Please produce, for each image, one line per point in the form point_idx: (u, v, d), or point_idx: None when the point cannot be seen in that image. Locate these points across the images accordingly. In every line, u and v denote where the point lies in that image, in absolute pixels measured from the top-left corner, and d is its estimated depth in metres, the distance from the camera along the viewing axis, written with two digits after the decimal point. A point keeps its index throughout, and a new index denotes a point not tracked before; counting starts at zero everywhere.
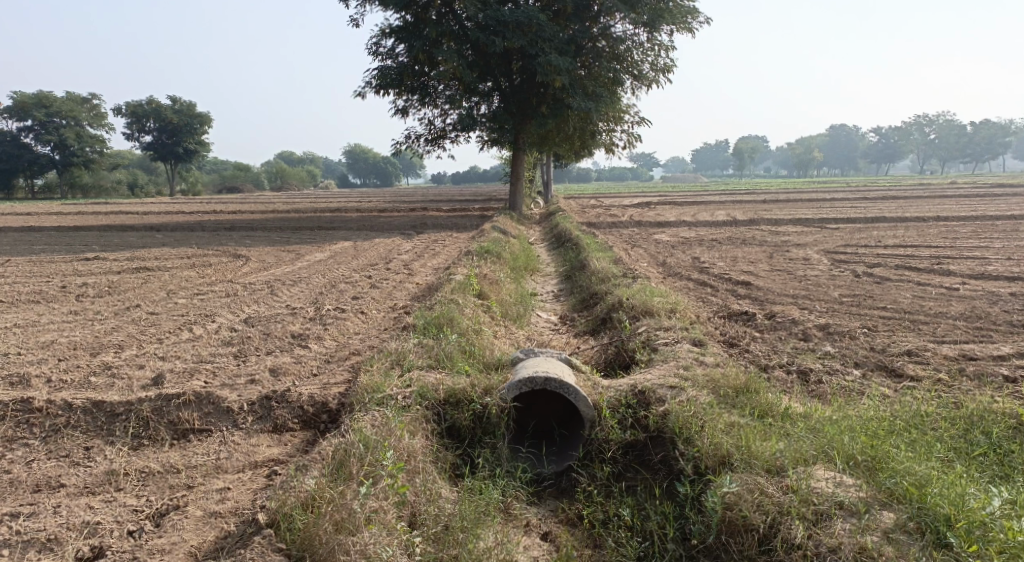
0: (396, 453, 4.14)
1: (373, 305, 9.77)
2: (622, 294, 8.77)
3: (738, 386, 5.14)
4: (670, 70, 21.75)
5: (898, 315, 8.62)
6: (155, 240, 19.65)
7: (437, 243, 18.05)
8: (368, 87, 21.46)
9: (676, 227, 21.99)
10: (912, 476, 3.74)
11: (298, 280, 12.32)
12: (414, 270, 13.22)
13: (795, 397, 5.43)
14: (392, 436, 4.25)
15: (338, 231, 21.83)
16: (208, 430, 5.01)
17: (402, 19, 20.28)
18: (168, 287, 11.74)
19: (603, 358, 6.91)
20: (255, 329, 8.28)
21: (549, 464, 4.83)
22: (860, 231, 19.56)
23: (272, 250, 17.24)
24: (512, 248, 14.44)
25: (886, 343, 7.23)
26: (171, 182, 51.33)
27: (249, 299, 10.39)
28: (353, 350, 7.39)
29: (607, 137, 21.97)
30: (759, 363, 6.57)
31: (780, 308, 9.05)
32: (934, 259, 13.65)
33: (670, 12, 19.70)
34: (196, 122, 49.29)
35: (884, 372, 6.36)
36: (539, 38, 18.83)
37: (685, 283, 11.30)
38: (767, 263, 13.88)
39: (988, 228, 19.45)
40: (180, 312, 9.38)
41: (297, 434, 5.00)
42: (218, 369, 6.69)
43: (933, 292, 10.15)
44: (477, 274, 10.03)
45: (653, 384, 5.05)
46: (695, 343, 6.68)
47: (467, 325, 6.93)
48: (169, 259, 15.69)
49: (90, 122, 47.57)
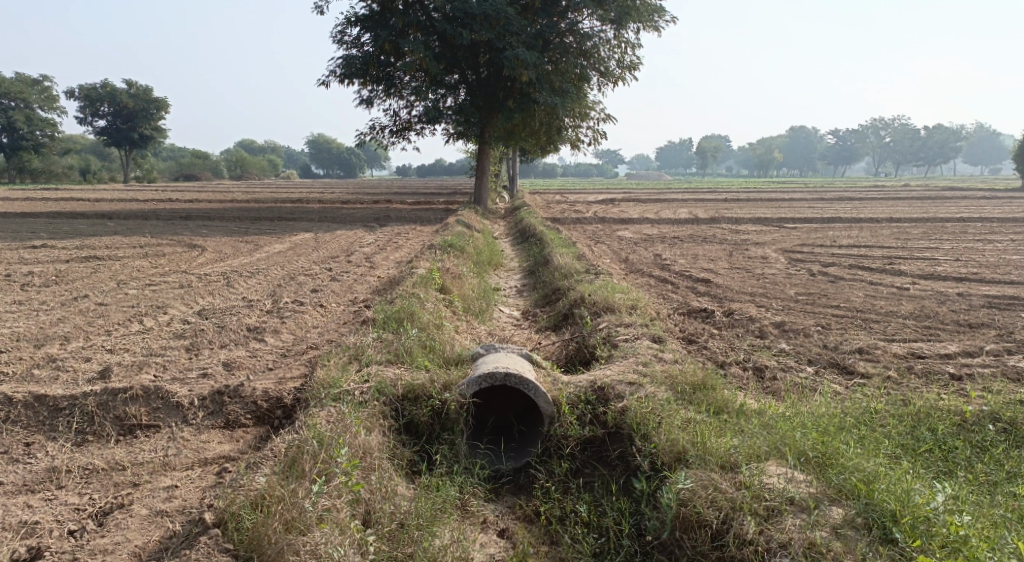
0: (350, 450, 4.06)
1: (333, 298, 9.64)
2: (584, 289, 8.79)
3: (696, 382, 5.17)
4: (635, 67, 21.85)
5: (851, 314, 8.79)
6: (108, 228, 19.14)
7: (400, 236, 17.92)
8: (332, 76, 21.17)
9: (639, 223, 22.16)
10: (861, 473, 3.79)
11: (256, 272, 12.11)
12: (375, 264, 13.08)
13: (751, 393, 5.49)
14: (348, 432, 4.17)
15: (298, 222, 21.51)
16: (157, 426, 4.88)
17: (368, 8, 20.03)
18: (120, 277, 11.43)
19: (564, 354, 6.91)
20: (209, 321, 8.10)
21: (508, 460, 4.79)
22: (817, 230, 19.94)
23: (229, 241, 16.92)
24: (475, 242, 14.40)
25: (839, 341, 7.36)
26: (125, 169, 50.04)
27: (204, 291, 10.17)
28: (310, 345, 7.27)
29: (572, 132, 22.01)
30: (716, 360, 6.64)
31: (738, 306, 9.16)
32: (887, 259, 13.97)
33: (637, 9, 19.79)
34: (153, 107, 48.11)
35: (837, 369, 6.46)
36: (506, 31, 18.76)
37: (646, 279, 11.38)
38: (726, 260, 14.07)
39: (938, 230, 19.98)
40: (131, 303, 9.14)
41: (249, 431, 4.89)
42: (169, 363, 6.52)
43: (885, 291, 10.39)
44: (439, 268, 9.96)
45: (613, 381, 5.05)
46: (654, 340, 6.72)
47: (428, 319, 6.87)
48: (121, 248, 15.29)
49: (41, 105, 46.11)
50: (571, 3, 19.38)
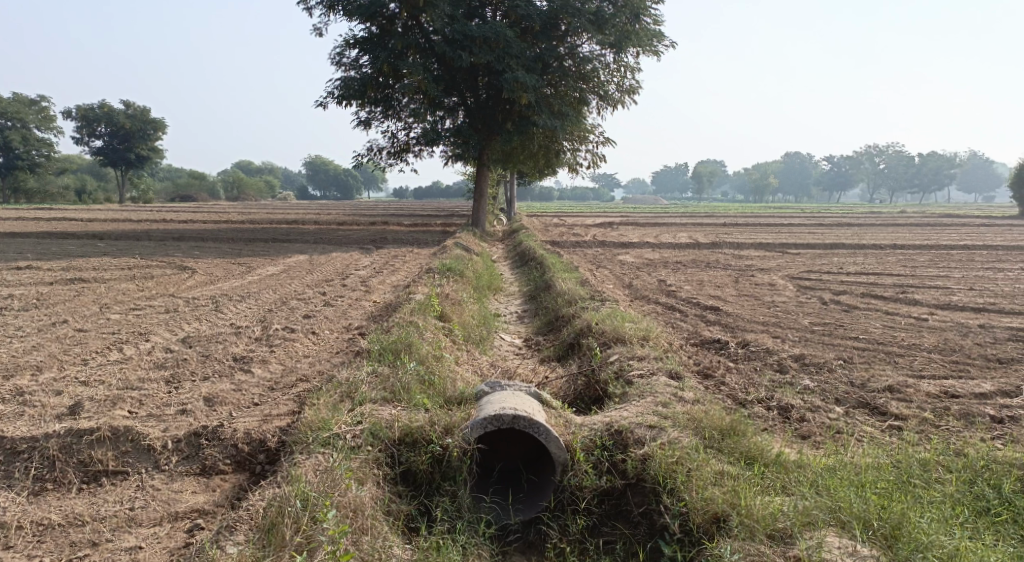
0: (340, 510, 3.57)
1: (325, 325, 9.14)
2: (591, 318, 8.32)
3: (723, 425, 4.69)
4: (636, 91, 21.60)
5: (871, 346, 8.33)
6: (97, 249, 18.68)
7: (397, 259, 17.49)
8: (330, 97, 20.87)
9: (640, 247, 21.78)
10: (939, 550, 3.32)
11: (246, 296, 11.64)
12: (371, 288, 12.60)
13: (781, 438, 5.00)
14: (337, 489, 3.67)
15: (293, 244, 21.07)
16: (125, 473, 4.37)
17: (366, 30, 19.77)
18: (104, 301, 10.95)
19: (572, 390, 6.43)
20: (192, 350, 7.61)
21: (515, 514, 4.29)
22: (821, 257, 19.58)
23: (221, 263, 16.46)
24: (475, 267, 13.97)
25: (865, 377, 6.89)
26: (121, 189, 49.65)
27: (191, 316, 9.68)
28: (300, 377, 6.78)
29: (571, 156, 21.66)
30: (737, 398, 6.17)
31: (753, 337, 8.69)
32: (898, 287, 13.56)
33: (638, 34, 19.56)
34: (151, 128, 47.86)
35: (868, 410, 5.98)
36: (505, 54, 18.49)
37: (652, 307, 10.93)
38: (733, 287, 13.63)
39: (945, 257, 19.64)
40: (113, 330, 8.65)
41: (227, 478, 4.38)
42: (145, 397, 6.02)
43: (903, 322, 9.94)
44: (438, 293, 9.50)
45: (631, 424, 4.58)
46: (670, 376, 6.23)
47: (426, 351, 6.38)
48: (108, 270, 14.81)
49: (37, 125, 45.86)
50: (571, 26, 19.13)
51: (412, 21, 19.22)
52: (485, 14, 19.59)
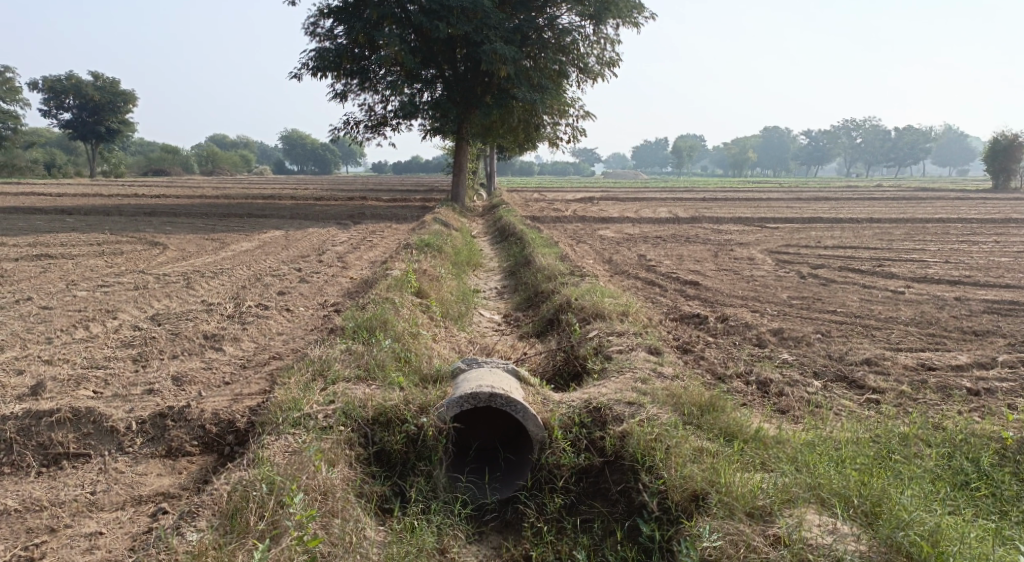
0: (307, 495, 3.46)
1: (300, 301, 8.96)
2: (570, 293, 8.23)
3: (703, 402, 4.62)
4: (616, 63, 21.36)
5: (850, 320, 8.33)
6: (66, 225, 18.24)
7: (375, 234, 17.26)
8: (304, 69, 20.43)
9: (620, 222, 21.71)
10: (920, 527, 3.30)
11: (219, 272, 11.40)
12: (348, 263, 12.41)
13: (761, 414, 4.95)
14: (305, 472, 3.55)
15: (269, 219, 20.74)
16: (87, 456, 4.22)
17: (341, 0, 19.30)
18: (72, 278, 10.66)
19: (551, 366, 6.35)
20: (161, 328, 7.41)
21: (492, 493, 4.21)
22: (799, 231, 19.63)
23: (194, 238, 16.14)
24: (453, 242, 13.80)
25: (843, 351, 6.87)
26: (91, 163, 48.57)
27: (161, 293, 9.45)
28: (273, 355, 6.62)
29: (551, 129, 21.44)
30: (716, 373, 6.13)
31: (731, 311, 8.66)
32: (876, 261, 13.60)
33: (617, 5, 19.30)
34: (121, 100, 46.75)
35: (846, 384, 5.96)
36: (483, 25, 18.15)
37: (632, 282, 10.86)
38: (712, 261, 13.60)
39: (921, 231, 19.76)
40: (79, 308, 8.41)
41: (194, 461, 4.25)
42: (111, 378, 5.85)
43: (880, 295, 9.95)
44: (415, 269, 9.34)
45: (610, 401, 4.51)
46: (650, 351, 6.16)
47: (402, 328, 6.25)
48: (77, 246, 14.45)
49: (3, 97, 44.66)
50: None
51: None
52: None
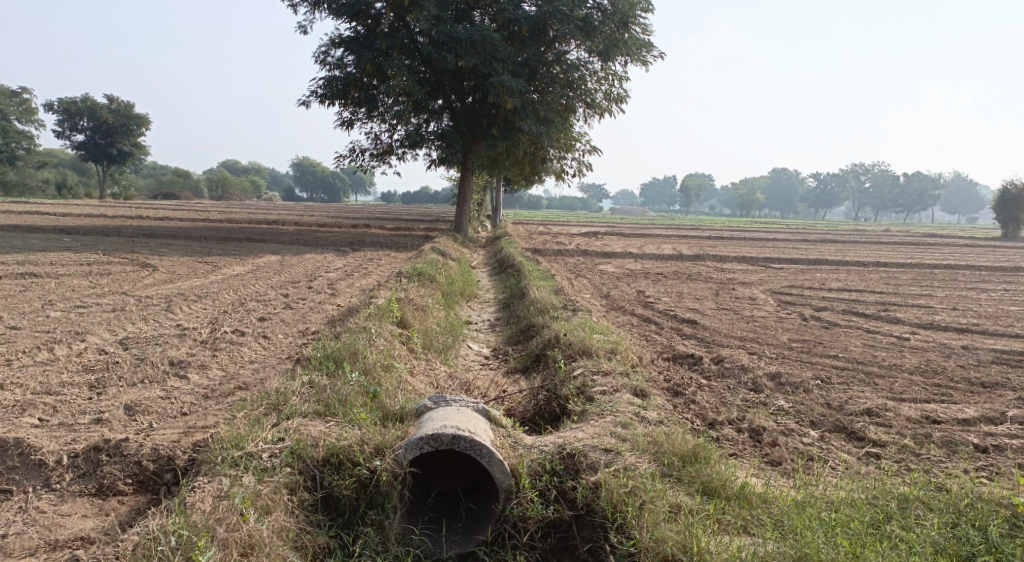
0: (222, 550, 3.21)
1: (280, 328, 8.63)
2: (559, 328, 7.89)
3: (686, 451, 4.22)
4: (623, 99, 21.26)
5: (852, 366, 7.93)
6: (61, 244, 18.07)
7: (371, 262, 17.03)
8: (312, 96, 20.38)
9: (622, 257, 21.41)
10: None
11: (204, 296, 11.10)
12: (338, 291, 12.10)
13: (751, 468, 4.56)
14: (222, 524, 3.31)
15: (267, 244, 20.54)
16: (9, 492, 3.91)
17: (352, 30, 19.28)
18: (51, 297, 10.37)
19: (532, 406, 5.98)
20: (127, 353, 7.09)
21: (449, 547, 3.84)
22: (803, 272, 19.28)
23: (187, 261, 15.91)
24: (448, 271, 13.51)
25: (843, 399, 6.47)
26: (102, 185, 48.74)
27: (138, 316, 9.14)
28: (238, 384, 6.28)
29: (556, 163, 21.28)
30: (706, 419, 5.76)
31: (728, 352, 8.28)
32: (881, 305, 13.23)
33: (626, 42, 19.23)
34: (134, 123, 47.07)
35: (844, 436, 5.57)
36: (491, 57, 18.05)
37: (627, 318, 10.49)
38: (713, 300, 13.26)
39: (928, 276, 19.38)
40: (49, 328, 8.11)
41: (125, 501, 3.94)
42: (61, 404, 5.53)
43: (885, 341, 9.57)
44: (401, 298, 9.02)
45: (585, 446, 4.17)
46: (636, 394, 5.77)
47: (374, 360, 5.90)
48: (66, 265, 14.21)
49: (18, 117, 45.08)
50: (558, 32, 18.72)
51: (399, 22, 18.70)
52: (473, 17, 19.15)
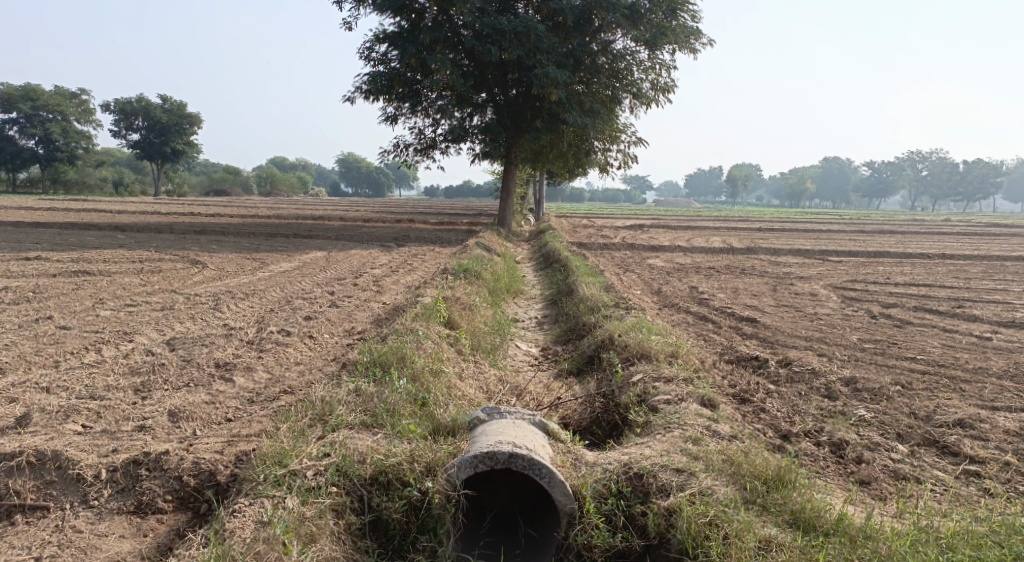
0: None
1: (325, 328, 8.42)
2: (614, 328, 7.49)
3: (769, 474, 3.82)
4: (671, 89, 20.64)
5: (932, 370, 7.36)
6: (115, 241, 18.30)
7: (417, 257, 16.83)
8: (357, 91, 20.26)
9: (671, 251, 20.84)
10: None
11: (251, 293, 10.98)
12: (384, 288, 11.88)
13: (838, 493, 4.14)
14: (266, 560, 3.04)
15: (314, 239, 20.53)
16: (45, 508, 3.71)
17: (396, 24, 19.02)
18: (102, 295, 10.37)
19: (589, 414, 5.62)
20: (172, 354, 6.94)
21: None
22: (864, 265, 18.46)
23: (235, 257, 15.93)
24: (495, 268, 13.19)
25: (930, 409, 5.95)
26: (156, 183, 49.80)
27: (186, 315, 9.03)
28: (284, 388, 6.05)
29: (602, 156, 20.80)
30: (779, 430, 5.33)
31: (795, 355, 7.77)
32: (954, 301, 12.46)
33: (674, 30, 18.60)
34: (186, 122, 48.00)
35: (936, 451, 5.09)
36: (537, 49, 17.60)
37: (683, 317, 10.02)
38: (771, 296, 12.67)
39: (998, 269, 18.37)
40: (97, 328, 8.04)
41: (165, 520, 3.71)
42: (105, 410, 5.37)
43: (963, 341, 8.92)
44: (448, 297, 8.71)
45: (654, 466, 3.84)
46: (703, 403, 5.35)
47: (422, 365, 5.60)
48: (118, 262, 14.31)
49: (77, 118, 46.36)
50: (605, 21, 18.19)
51: (442, 15, 18.32)
52: (517, 8, 18.72)
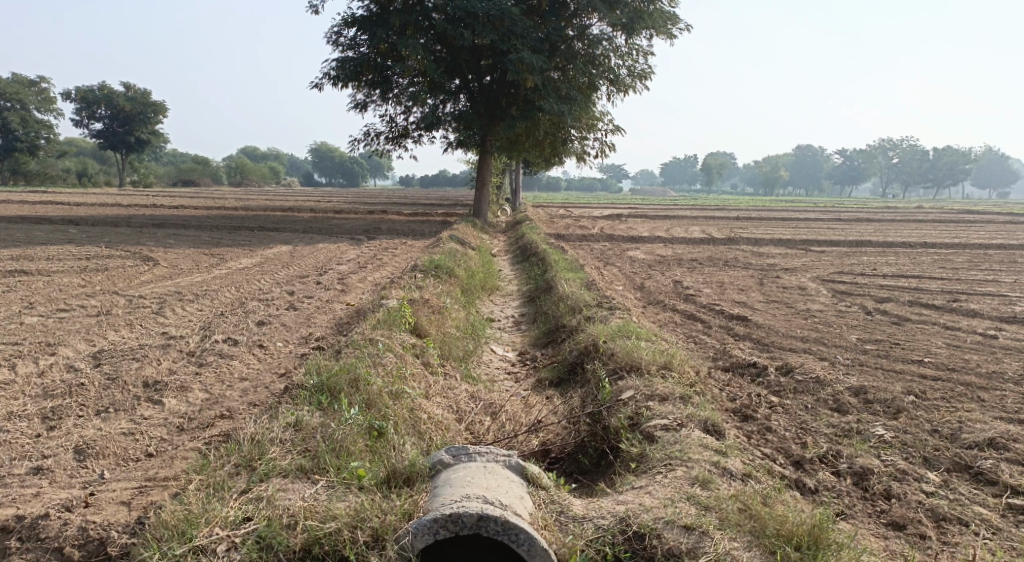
0: None
1: (278, 335, 7.56)
2: (598, 332, 6.74)
3: (800, 534, 3.14)
4: (649, 75, 19.93)
5: (944, 376, 6.70)
6: (64, 236, 17.16)
7: (387, 251, 16.01)
8: (326, 78, 19.25)
9: (651, 242, 20.19)
10: None
11: (202, 295, 10.05)
12: (349, 287, 11.02)
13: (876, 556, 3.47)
14: None
15: (280, 232, 19.54)
16: None
17: (366, 8, 18.01)
18: (33, 300, 9.36)
19: (573, 439, 4.88)
20: (96, 371, 6.05)
21: None
22: (849, 255, 17.96)
23: (192, 253, 14.92)
24: (468, 263, 12.37)
25: (955, 426, 5.27)
26: (121, 173, 48.05)
27: (122, 321, 8.09)
28: (221, 412, 5.21)
29: (579, 145, 20.03)
30: (792, 456, 4.62)
31: (796, 360, 7.05)
32: (949, 294, 11.89)
33: (652, 14, 17.84)
34: (151, 111, 46.27)
35: (971, 480, 4.42)
36: (511, 33, 16.75)
37: (669, 317, 9.28)
38: (759, 291, 12.01)
39: (982, 258, 17.97)
40: (16, 340, 7.09)
41: None
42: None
43: (969, 341, 8.31)
44: (416, 299, 7.89)
45: (658, 524, 3.18)
46: (705, 428, 4.63)
47: (380, 387, 4.80)
48: (62, 261, 13.21)
49: (38, 107, 44.55)
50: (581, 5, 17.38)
51: None
52: None
